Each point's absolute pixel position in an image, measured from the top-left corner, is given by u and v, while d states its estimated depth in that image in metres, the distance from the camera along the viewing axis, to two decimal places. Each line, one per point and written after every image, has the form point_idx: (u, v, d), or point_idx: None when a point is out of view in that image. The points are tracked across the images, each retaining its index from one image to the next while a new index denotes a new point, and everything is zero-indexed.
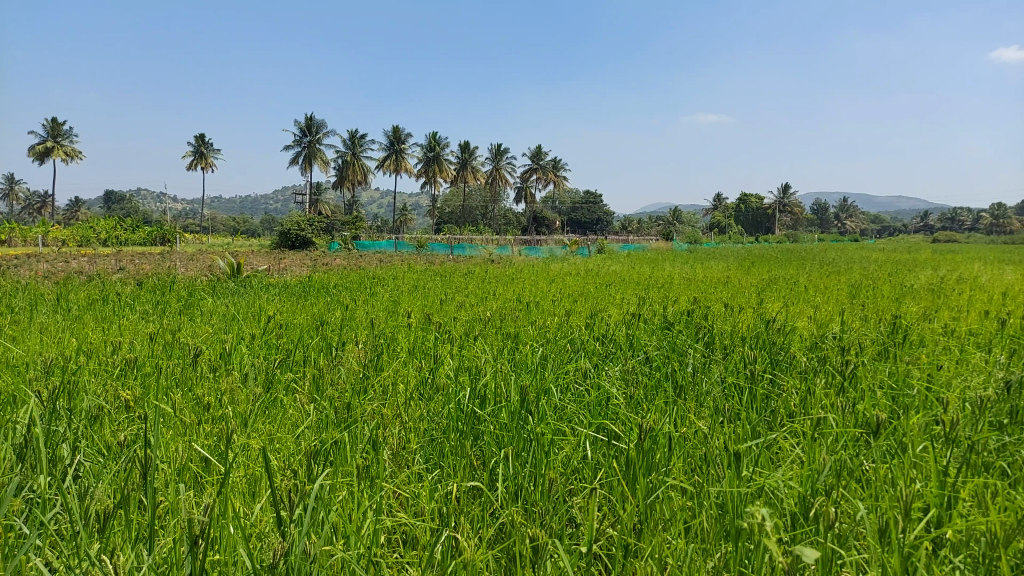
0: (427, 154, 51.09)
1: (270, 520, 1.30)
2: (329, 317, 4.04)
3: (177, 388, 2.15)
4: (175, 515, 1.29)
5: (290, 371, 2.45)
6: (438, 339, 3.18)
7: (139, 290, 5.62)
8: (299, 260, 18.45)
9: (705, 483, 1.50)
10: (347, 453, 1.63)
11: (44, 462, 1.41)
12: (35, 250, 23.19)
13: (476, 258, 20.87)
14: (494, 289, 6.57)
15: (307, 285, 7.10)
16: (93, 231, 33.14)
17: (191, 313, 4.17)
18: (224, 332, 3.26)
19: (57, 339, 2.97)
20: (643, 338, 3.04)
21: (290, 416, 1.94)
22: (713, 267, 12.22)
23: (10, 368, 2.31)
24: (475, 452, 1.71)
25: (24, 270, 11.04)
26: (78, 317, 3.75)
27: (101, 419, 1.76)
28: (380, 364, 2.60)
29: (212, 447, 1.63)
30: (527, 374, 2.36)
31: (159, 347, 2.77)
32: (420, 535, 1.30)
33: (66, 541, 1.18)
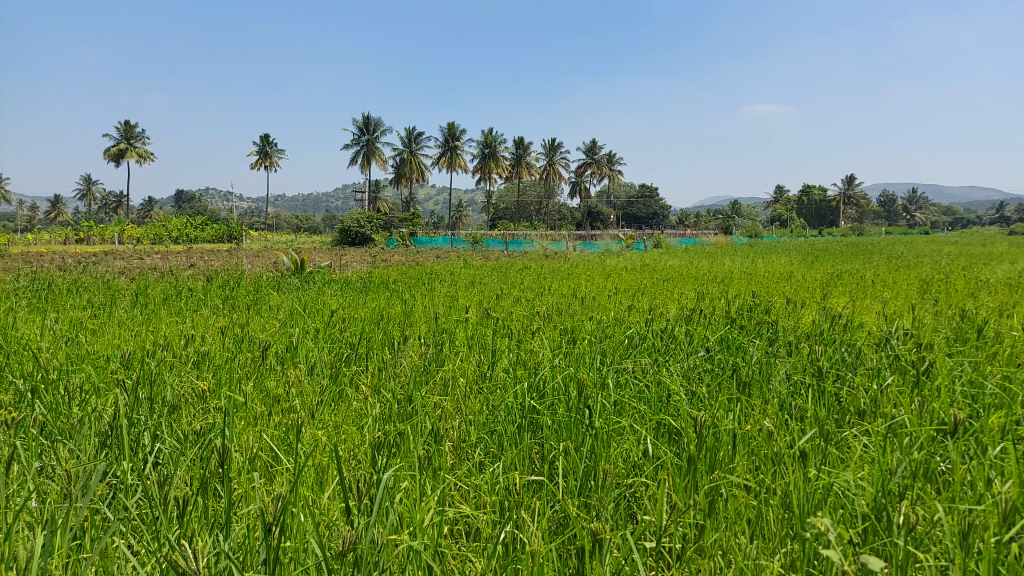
0: (482, 150, 51.39)
1: (338, 508, 1.33)
2: (390, 312, 4.11)
3: (247, 380, 2.23)
4: (248, 503, 1.33)
5: (354, 364, 2.51)
6: (497, 334, 3.20)
7: (210, 285, 5.86)
8: (358, 257, 18.85)
9: (770, 482, 1.47)
10: (410, 446, 1.66)
11: (128, 448, 1.48)
12: (113, 248, 24.28)
13: (531, 253, 20.89)
14: (550, 284, 6.58)
15: (367, 280, 7.24)
16: (165, 230, 34.61)
17: (259, 307, 4.31)
18: (290, 326, 3.36)
19: (135, 333, 3.12)
20: (703, 333, 3.00)
21: (355, 409, 1.99)
22: (773, 262, 11.97)
23: (93, 360, 2.43)
24: (534, 445, 1.71)
25: (103, 267, 11.63)
26: (155, 311, 3.92)
27: (179, 408, 1.84)
28: (439, 358, 2.65)
29: (282, 438, 1.68)
30: (587, 369, 2.35)
31: (230, 341, 2.88)
32: (482, 527, 1.32)
33: (147, 526, 1.23)
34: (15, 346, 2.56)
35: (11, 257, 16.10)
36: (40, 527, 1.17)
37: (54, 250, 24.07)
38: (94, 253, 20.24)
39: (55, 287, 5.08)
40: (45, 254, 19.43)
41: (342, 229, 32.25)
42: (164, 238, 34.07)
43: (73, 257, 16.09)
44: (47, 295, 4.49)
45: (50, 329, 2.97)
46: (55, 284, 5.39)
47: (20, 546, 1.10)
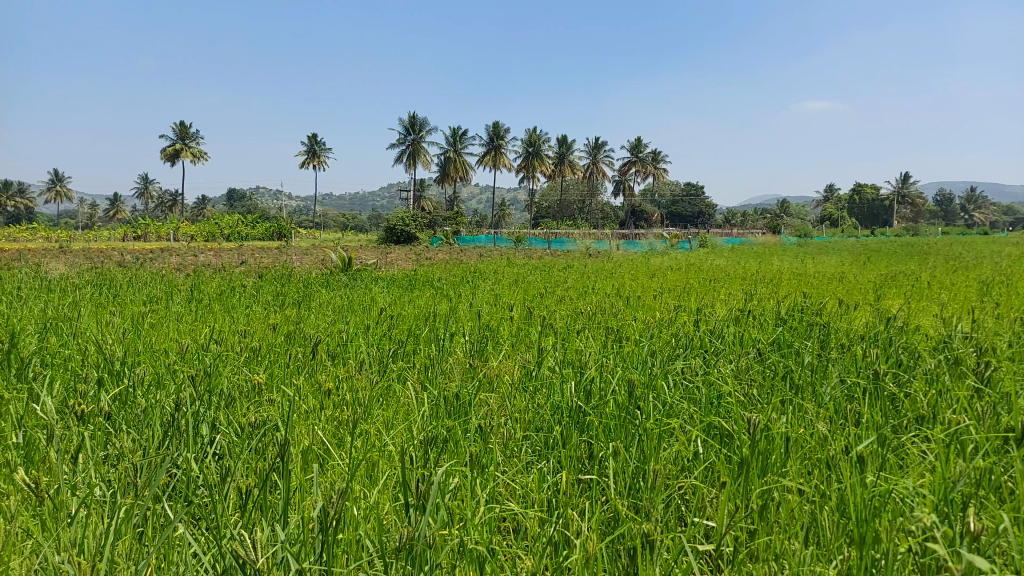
0: (526, 149, 51.41)
1: (388, 502, 1.36)
2: (436, 310, 4.14)
3: (300, 374, 2.28)
4: (302, 496, 1.37)
5: (402, 360, 2.55)
6: (543, 333, 3.20)
7: (261, 281, 6.00)
8: (403, 254, 19.11)
9: (826, 487, 1.44)
10: (459, 442, 1.68)
11: (187, 439, 1.53)
12: (169, 246, 25.07)
13: (575, 252, 20.77)
14: (594, 283, 6.54)
15: (413, 277, 7.33)
16: (217, 228, 35.57)
17: (308, 303, 4.40)
18: (340, 322, 3.42)
19: (192, 327, 3.22)
20: (752, 334, 2.96)
21: (404, 405, 2.01)
22: (822, 262, 11.72)
23: (154, 352, 2.52)
24: (582, 444, 1.71)
25: (160, 262, 12.03)
26: (209, 307, 4.03)
27: (235, 401, 1.89)
28: (485, 356, 2.67)
29: (334, 432, 1.72)
30: (634, 369, 2.34)
31: (283, 335, 2.95)
32: (531, 525, 1.32)
33: (206, 515, 1.27)
34: (80, 338, 2.66)
35: (73, 253, 16.82)
36: (106, 514, 1.21)
37: (113, 247, 24.97)
38: (150, 250, 20.99)
39: (115, 283, 5.27)
40: (106, 251, 20.15)
41: (387, 227, 32.63)
42: (216, 236, 35.01)
43: (132, 254, 16.63)
44: (108, 290, 4.66)
45: (112, 323, 3.09)
46: (115, 279, 5.59)
47: (89, 533, 1.15)
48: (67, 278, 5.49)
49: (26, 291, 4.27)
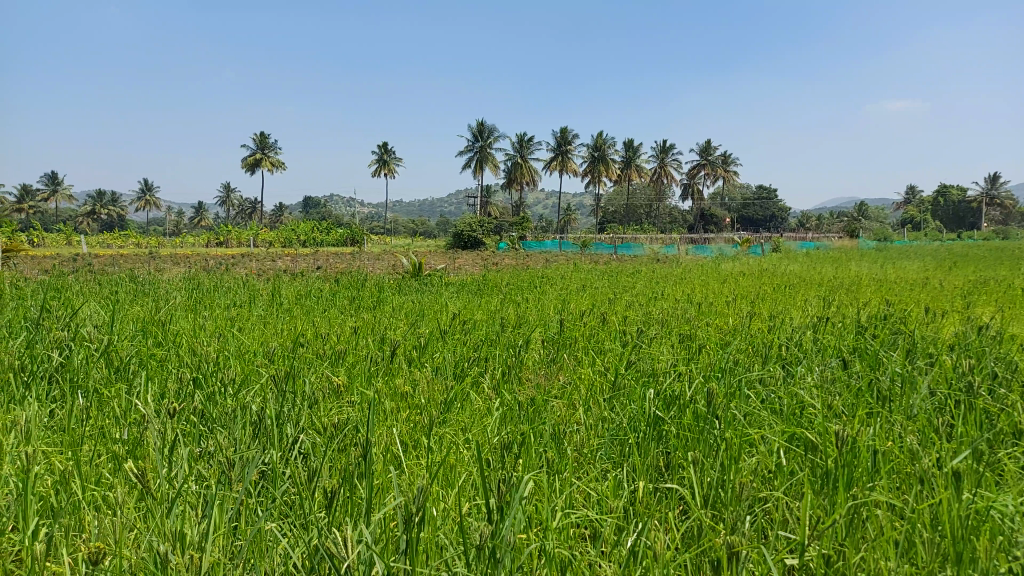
0: (592, 154, 51.17)
1: (466, 505, 1.38)
2: (507, 315, 4.18)
3: (379, 377, 2.35)
4: (384, 496, 1.41)
5: (476, 365, 2.59)
6: (615, 339, 3.19)
7: (338, 286, 6.19)
8: (470, 260, 19.33)
9: (918, 504, 1.38)
10: (534, 449, 1.69)
11: (273, 439, 1.59)
12: (249, 253, 26.10)
13: (643, 257, 20.55)
14: (665, 289, 6.47)
15: (481, 283, 7.41)
16: (292, 234, 36.81)
17: (382, 308, 4.51)
18: (415, 327, 3.48)
19: (276, 329, 3.36)
20: (832, 342, 2.87)
21: (480, 409, 2.05)
22: (906, 267, 11.20)
23: (243, 354, 2.65)
24: (657, 452, 1.70)
25: (241, 267, 12.55)
26: (290, 311, 4.19)
27: (319, 402, 1.96)
28: (557, 362, 2.68)
29: (413, 435, 1.76)
30: (711, 376, 2.31)
31: (361, 339, 3.05)
32: (608, 531, 1.33)
33: (294, 511, 1.32)
34: (174, 340, 2.82)
35: (159, 259, 17.74)
36: (203, 508, 1.28)
37: (198, 253, 26.20)
38: (230, 255, 21.95)
39: (203, 287, 5.53)
40: (189, 256, 21.18)
41: (455, 232, 33.07)
42: (291, 242, 36.27)
43: (214, 260, 17.37)
44: (197, 294, 4.90)
45: (203, 326, 3.24)
46: (202, 284, 5.87)
47: (189, 525, 1.22)
48: (159, 282, 5.81)
49: (124, 295, 4.55)
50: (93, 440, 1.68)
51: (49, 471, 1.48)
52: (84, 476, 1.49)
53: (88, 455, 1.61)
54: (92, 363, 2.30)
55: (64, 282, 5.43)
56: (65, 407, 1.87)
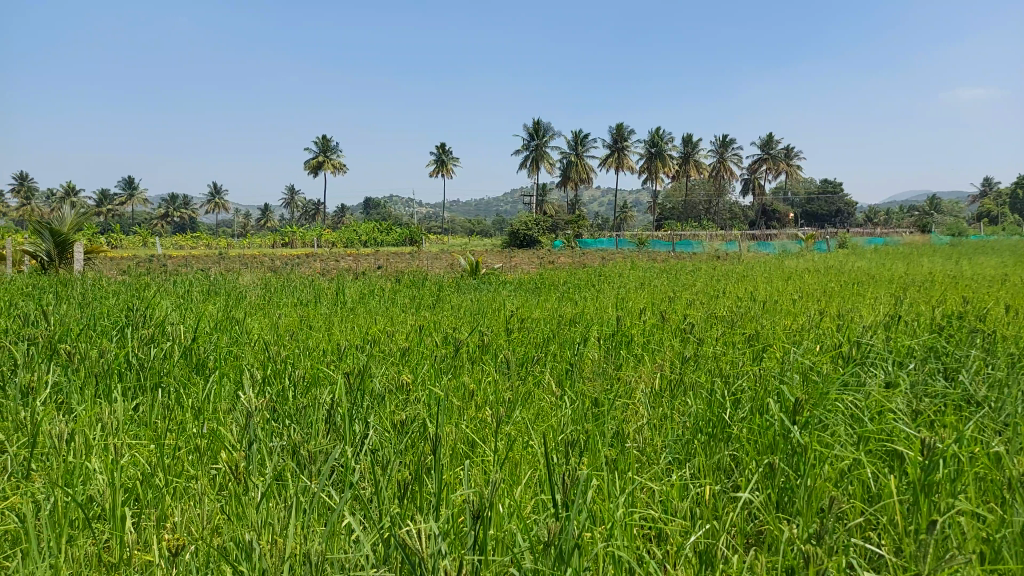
0: (649, 150, 50.54)
1: (532, 502, 1.39)
2: (566, 313, 4.18)
3: (444, 375, 2.39)
4: (452, 493, 1.43)
5: (538, 363, 2.61)
6: (677, 338, 3.15)
7: (398, 285, 6.29)
8: (526, 259, 19.38)
9: (1008, 513, 1.32)
10: (599, 449, 1.69)
11: (344, 434, 1.64)
12: (311, 252, 26.82)
13: (701, 254, 20.20)
14: (725, 286, 6.35)
15: (539, 281, 7.42)
16: (352, 234, 37.60)
17: (442, 306, 4.57)
18: (476, 326, 3.52)
19: (341, 327, 3.45)
20: (905, 342, 2.77)
21: (543, 408, 2.06)
22: (981, 262, 10.73)
23: (311, 351, 2.73)
24: (725, 453, 1.67)
25: (303, 268, 12.88)
26: (353, 309, 4.29)
27: (386, 399, 2.01)
28: (619, 362, 2.67)
29: (479, 435, 1.78)
30: (779, 377, 2.26)
31: (424, 337, 3.10)
32: (676, 532, 1.32)
33: (365, 505, 1.36)
34: (246, 337, 2.93)
35: (226, 259, 18.38)
36: (279, 502, 1.32)
37: (264, 253, 27.07)
38: (293, 255, 22.61)
39: (270, 286, 5.72)
40: (253, 256, 21.89)
41: (510, 231, 33.18)
42: (352, 242, 37.08)
43: (279, 260, 17.93)
44: (265, 293, 5.07)
45: (272, 324, 3.35)
46: (270, 283, 6.07)
47: (268, 516, 1.26)
48: (230, 282, 6.02)
49: (197, 294, 4.74)
50: (175, 432, 1.77)
51: (136, 465, 1.56)
52: (166, 469, 1.56)
53: (170, 448, 1.69)
54: (172, 361, 2.40)
55: (142, 282, 5.69)
56: (149, 403, 1.96)
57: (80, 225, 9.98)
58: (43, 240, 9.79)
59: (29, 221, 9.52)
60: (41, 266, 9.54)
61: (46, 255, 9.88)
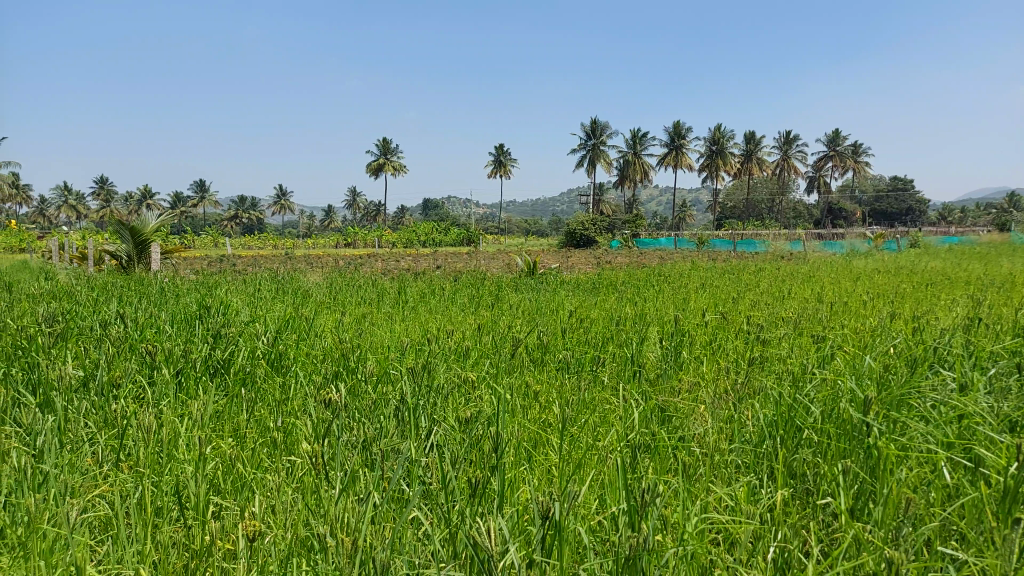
0: (708, 148, 49.63)
1: (599, 505, 1.39)
2: (626, 313, 4.14)
3: (506, 373, 2.42)
4: (518, 492, 1.45)
5: (599, 363, 2.61)
6: (743, 339, 3.09)
7: (458, 285, 6.37)
8: (583, 258, 19.30)
9: None
10: (664, 452, 1.68)
11: (412, 431, 1.68)
12: (372, 253, 27.35)
13: (763, 253, 19.69)
14: (790, 287, 6.22)
15: (597, 281, 7.40)
16: (411, 236, 38.23)
17: (501, 305, 4.60)
18: (535, 325, 3.54)
19: (404, 325, 3.52)
20: (989, 345, 2.64)
21: (607, 409, 2.07)
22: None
23: (377, 349, 2.80)
24: (796, 458, 1.64)
25: (364, 268, 13.16)
26: (415, 307, 4.37)
27: (451, 399, 2.05)
28: (681, 363, 2.65)
29: (543, 436, 1.80)
30: (851, 380, 2.19)
31: (485, 336, 3.14)
32: (747, 538, 1.30)
33: (435, 501, 1.39)
34: (315, 335, 3.03)
35: (289, 259, 18.95)
36: (351, 496, 1.36)
37: (327, 253, 27.90)
38: (354, 255, 23.16)
39: (335, 285, 5.87)
40: (315, 256, 22.51)
41: (567, 231, 33.08)
42: (410, 242, 37.65)
43: (343, 260, 18.38)
44: (330, 292, 5.21)
45: (338, 322, 3.46)
46: (335, 282, 6.24)
47: (343, 507, 1.30)
48: (297, 281, 6.21)
49: (267, 292, 4.91)
50: (254, 426, 1.85)
51: (217, 456, 1.63)
52: (245, 461, 1.63)
53: (249, 440, 1.77)
54: (249, 355, 2.51)
55: (215, 281, 5.92)
56: (228, 397, 2.05)
57: (158, 227, 10.48)
58: (124, 241, 10.31)
59: (111, 223, 10.03)
60: (122, 266, 10.06)
61: (126, 255, 10.41)
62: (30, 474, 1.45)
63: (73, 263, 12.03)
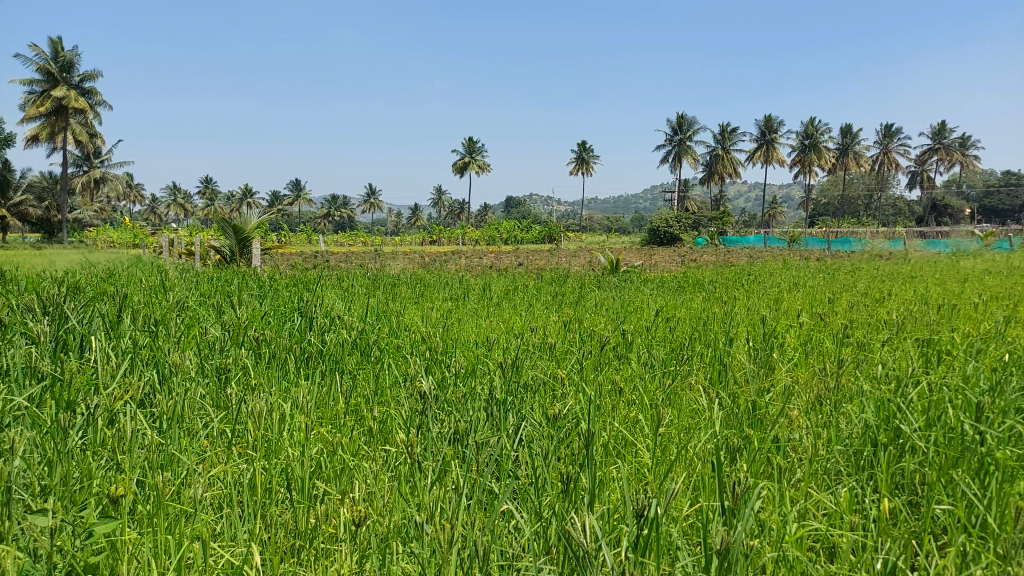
0: (801, 142, 47.70)
1: (690, 506, 1.40)
2: (713, 313, 4.06)
3: (592, 371, 2.43)
4: (607, 490, 1.47)
5: (686, 362, 2.59)
6: (838, 341, 2.98)
7: (542, 282, 6.39)
8: (668, 257, 18.91)
9: None
10: (758, 454, 1.66)
11: (504, 426, 1.73)
12: (457, 250, 27.76)
13: (860, 253, 18.72)
14: (892, 288, 5.92)
15: (682, 279, 7.26)
16: (494, 233, 38.59)
17: (585, 303, 4.59)
18: (622, 323, 3.52)
19: (489, 321, 3.58)
20: None
21: (695, 410, 2.05)
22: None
23: (464, 344, 2.87)
24: (898, 466, 1.59)
25: (448, 264, 13.38)
26: (500, 304, 4.42)
27: (538, 395, 2.08)
28: (771, 363, 2.59)
29: (631, 436, 1.81)
30: (959, 387, 2.08)
31: (570, 333, 3.15)
32: (845, 546, 1.28)
33: (528, 495, 1.43)
34: (406, 329, 3.12)
35: (375, 256, 19.47)
36: (448, 485, 1.42)
37: (412, 250, 28.50)
38: (440, 252, 23.58)
39: (422, 281, 6.00)
40: (400, 252, 23.05)
41: (651, 228, 32.56)
42: (493, 239, 38.00)
43: (431, 257, 18.79)
44: (418, 288, 5.33)
45: (427, 316, 3.55)
46: (423, 278, 6.38)
47: (442, 496, 1.36)
48: (387, 276, 6.38)
49: (358, 287, 5.08)
50: (352, 415, 1.94)
51: (318, 442, 1.72)
52: (345, 447, 1.71)
53: (349, 428, 1.86)
54: (345, 347, 2.63)
55: (309, 275, 6.17)
56: (327, 386, 2.16)
57: (258, 223, 11.01)
58: (228, 237, 10.90)
59: (216, 219, 10.60)
60: (225, 260, 10.64)
61: (230, 250, 11.00)
62: (154, 454, 1.58)
63: (182, 258, 12.78)
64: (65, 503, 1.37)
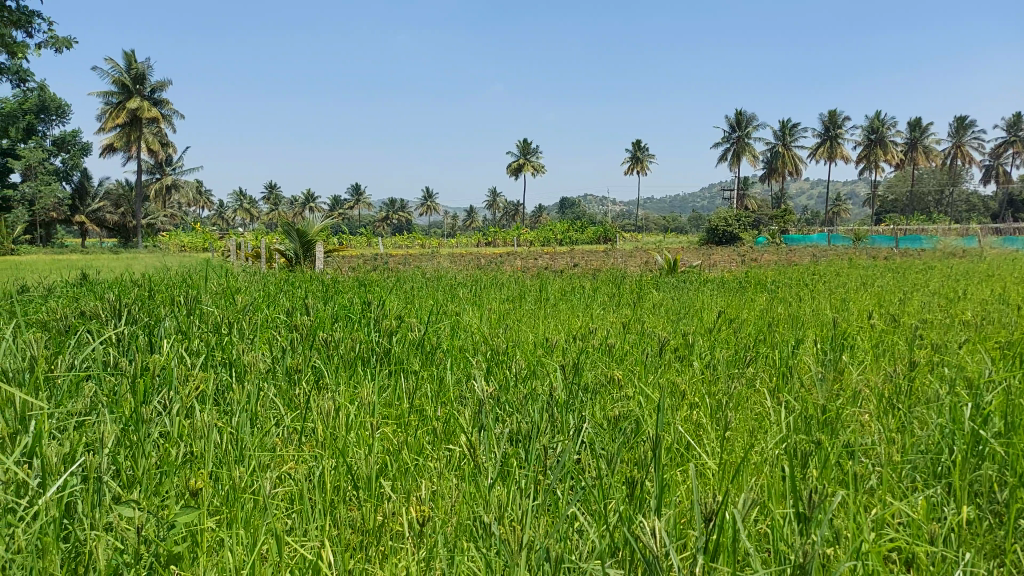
0: (867, 136, 46.10)
1: (759, 513, 1.37)
2: (777, 313, 3.97)
3: (652, 372, 2.41)
4: (671, 494, 1.46)
5: (750, 364, 2.54)
6: (912, 343, 2.87)
7: (599, 283, 6.36)
8: (727, 257, 18.53)
9: None
10: (829, 460, 1.61)
11: (567, 428, 1.73)
12: (514, 252, 27.82)
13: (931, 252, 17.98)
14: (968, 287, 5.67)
15: (744, 280, 7.11)
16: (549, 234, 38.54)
17: (643, 303, 4.55)
18: (682, 324, 3.47)
19: (548, 322, 3.59)
20: None
21: (760, 414, 2.00)
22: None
23: (524, 346, 2.88)
24: (980, 474, 1.52)
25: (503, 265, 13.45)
26: (558, 305, 4.42)
27: (599, 396, 2.08)
28: (840, 365, 2.52)
29: (695, 441, 1.78)
30: None
31: (629, 334, 3.13)
32: (925, 557, 1.23)
33: (591, 498, 1.43)
34: (465, 331, 3.16)
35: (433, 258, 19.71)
36: (512, 486, 1.43)
37: (468, 252, 28.77)
38: (496, 253, 23.69)
39: (481, 282, 6.04)
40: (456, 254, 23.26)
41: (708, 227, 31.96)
42: (548, 240, 37.95)
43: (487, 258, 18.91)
44: (477, 289, 5.36)
45: (486, 318, 3.58)
46: (480, 279, 6.44)
47: (506, 496, 1.37)
48: (446, 278, 6.46)
49: (419, 289, 5.15)
50: (416, 416, 1.97)
51: (383, 443, 1.75)
52: (410, 448, 1.74)
53: (413, 428, 1.90)
54: (407, 347, 2.68)
55: (371, 277, 6.29)
56: (390, 387, 2.19)
57: (320, 227, 11.28)
58: (293, 240, 11.21)
59: (281, 223, 10.90)
60: (290, 263, 10.94)
61: (294, 253, 11.30)
62: (229, 450, 1.63)
63: (250, 261, 13.21)
64: (147, 497, 1.44)
